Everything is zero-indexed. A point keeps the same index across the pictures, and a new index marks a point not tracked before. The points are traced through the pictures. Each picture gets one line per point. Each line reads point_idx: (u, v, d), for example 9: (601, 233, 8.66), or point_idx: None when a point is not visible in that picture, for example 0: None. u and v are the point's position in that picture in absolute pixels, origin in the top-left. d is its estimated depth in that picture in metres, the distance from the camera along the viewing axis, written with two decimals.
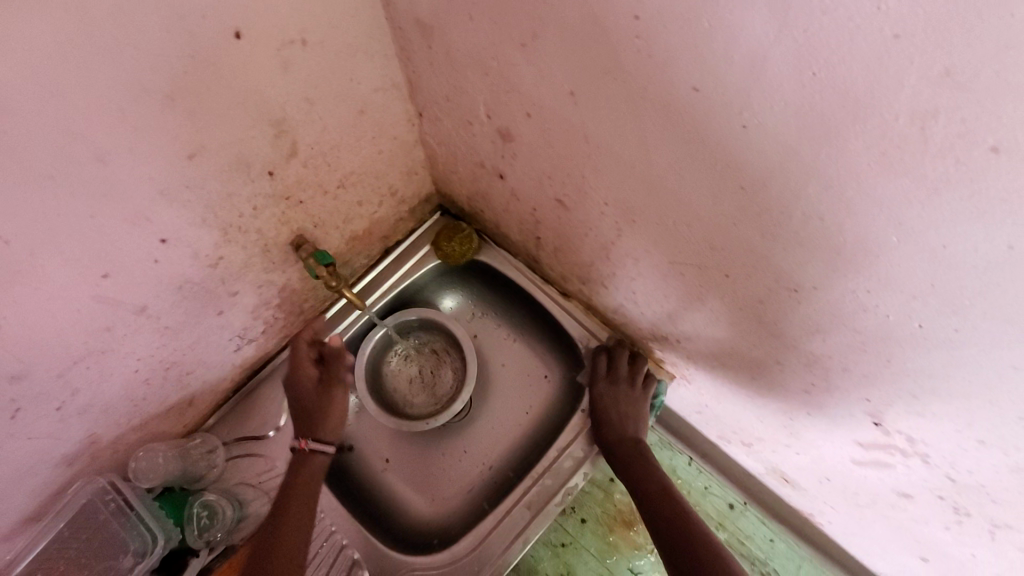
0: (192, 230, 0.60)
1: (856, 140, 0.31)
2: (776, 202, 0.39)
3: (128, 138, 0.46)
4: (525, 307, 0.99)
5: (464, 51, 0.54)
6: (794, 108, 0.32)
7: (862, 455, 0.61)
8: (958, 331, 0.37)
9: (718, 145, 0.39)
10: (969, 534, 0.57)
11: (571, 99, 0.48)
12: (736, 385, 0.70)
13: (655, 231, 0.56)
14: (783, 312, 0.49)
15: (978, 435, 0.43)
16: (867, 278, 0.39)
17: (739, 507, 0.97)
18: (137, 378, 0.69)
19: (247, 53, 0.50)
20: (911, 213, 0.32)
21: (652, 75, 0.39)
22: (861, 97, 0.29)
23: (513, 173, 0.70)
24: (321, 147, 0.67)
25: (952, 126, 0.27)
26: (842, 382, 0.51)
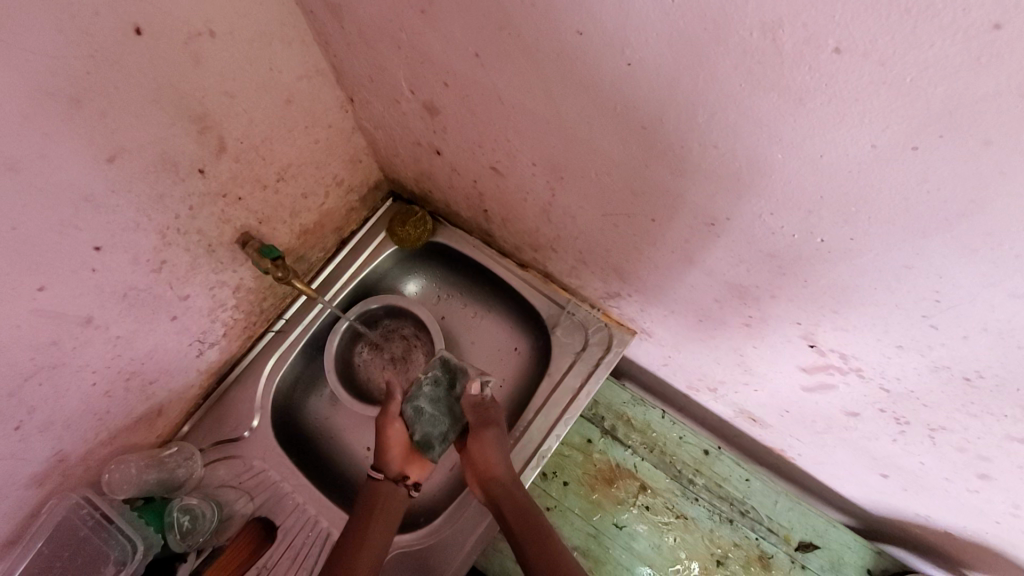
0: (126, 235, 0.61)
1: (724, 60, 0.32)
2: (675, 138, 0.40)
3: (38, 147, 0.47)
4: (486, 283, 0.99)
5: (374, 28, 0.55)
6: (664, 38, 0.33)
7: (808, 380, 0.63)
8: (853, 241, 0.39)
9: (612, 88, 0.40)
10: (914, 442, 0.61)
11: (477, 62, 0.49)
12: (689, 330, 0.72)
13: (582, 186, 0.56)
14: (707, 248, 0.51)
15: (896, 340, 0.46)
16: (769, 200, 0.40)
17: (715, 452, 0.98)
18: (96, 391, 0.69)
19: (153, 49, 0.51)
20: (787, 127, 0.33)
21: (540, 24, 0.39)
22: (716, 17, 0.30)
23: (448, 148, 0.70)
24: (251, 141, 0.67)
25: (797, 33, 0.28)
26: (773, 309, 0.54)
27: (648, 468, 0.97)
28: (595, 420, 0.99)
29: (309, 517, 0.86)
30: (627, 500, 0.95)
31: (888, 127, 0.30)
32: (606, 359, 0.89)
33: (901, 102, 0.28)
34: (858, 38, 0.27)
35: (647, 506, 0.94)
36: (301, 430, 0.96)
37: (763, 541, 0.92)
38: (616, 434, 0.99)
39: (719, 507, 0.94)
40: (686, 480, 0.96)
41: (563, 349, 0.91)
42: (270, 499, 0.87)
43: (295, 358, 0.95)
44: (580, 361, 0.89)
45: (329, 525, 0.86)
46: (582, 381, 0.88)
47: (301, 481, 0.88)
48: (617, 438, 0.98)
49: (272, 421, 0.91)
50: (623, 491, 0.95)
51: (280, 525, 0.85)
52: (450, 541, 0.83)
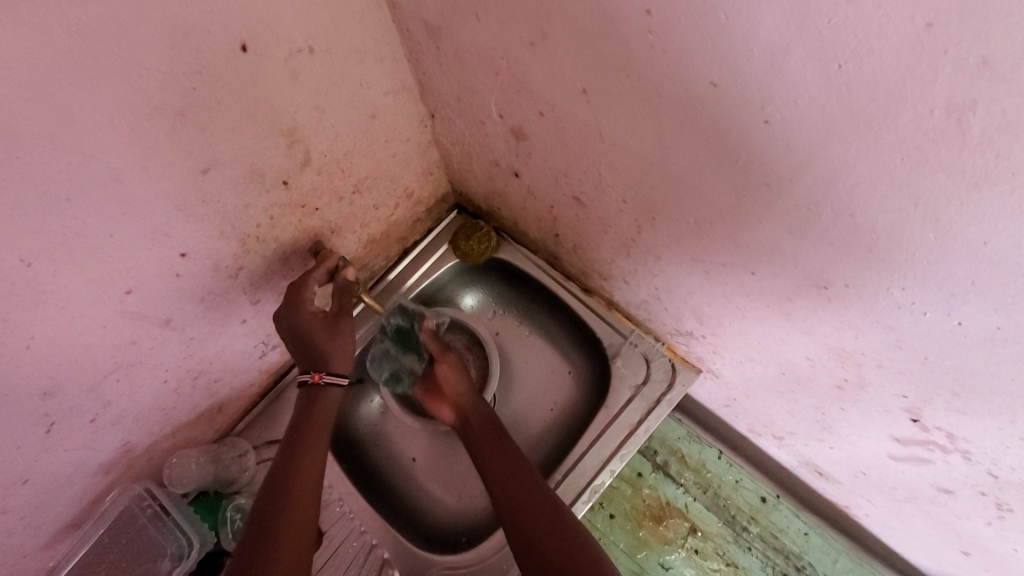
0: (210, 242, 0.61)
1: (887, 133, 0.29)
2: (803, 201, 0.38)
3: (141, 158, 0.48)
4: (545, 303, 0.97)
5: (471, 52, 0.53)
6: (817, 103, 0.31)
7: (900, 451, 0.59)
8: (999, 330, 0.35)
9: (739, 143, 0.38)
10: (1013, 529, 0.56)
11: (583, 98, 0.47)
12: (765, 379, 0.69)
13: (675, 229, 0.54)
14: (811, 307, 0.48)
15: (1022, 432, 0.42)
16: (904, 277, 0.37)
17: (773, 500, 0.93)
18: (166, 388, 0.71)
19: (255, 65, 0.51)
20: (951, 208, 0.30)
21: (667, 73, 0.37)
22: (893, 91, 0.27)
23: (529, 172, 0.68)
24: (334, 154, 0.67)
25: (992, 119, 0.25)
26: (876, 378, 0.50)
27: (700, 509, 0.93)
28: (648, 454, 0.96)
29: (354, 529, 0.86)
30: (676, 541, 0.91)
31: None
32: (669, 396, 0.86)
33: None
34: None
35: (696, 549, 0.91)
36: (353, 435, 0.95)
37: None
38: (668, 470, 0.95)
39: (773, 559, 0.90)
40: (740, 527, 0.92)
41: (623, 381, 0.88)
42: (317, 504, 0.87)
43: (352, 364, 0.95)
44: (640, 395, 0.86)
45: (373, 537, 0.86)
46: (641, 417, 0.85)
47: (348, 489, 0.88)
48: (669, 475, 0.95)
49: None
50: (672, 531, 0.92)
51: (326, 531, 0.84)
52: (492, 569, 0.81)
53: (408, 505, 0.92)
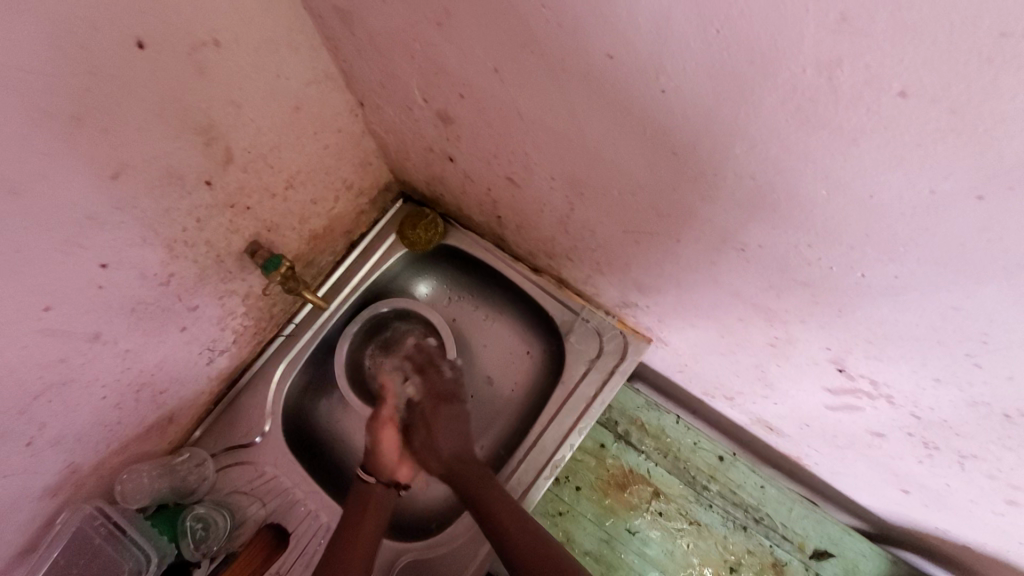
0: (133, 251, 0.59)
1: (770, 95, 0.30)
2: (709, 166, 0.38)
3: (40, 168, 0.46)
4: (498, 286, 0.97)
5: (385, 37, 0.52)
6: (704, 68, 0.31)
7: (834, 400, 0.61)
8: (897, 278, 0.37)
9: (644, 113, 0.38)
10: (941, 465, 0.60)
11: (496, 76, 0.46)
12: (709, 342, 0.70)
13: (604, 204, 0.54)
14: (733, 269, 0.49)
15: (934, 373, 0.45)
16: (809, 234, 0.38)
17: (730, 458, 0.96)
18: (107, 404, 0.69)
19: (155, 61, 0.49)
20: (837, 165, 0.31)
21: (566, 46, 0.37)
22: (767, 52, 0.28)
23: (462, 155, 0.68)
24: (258, 150, 0.65)
25: (859, 73, 0.26)
26: (802, 333, 0.52)
27: (661, 473, 0.96)
28: (609, 425, 0.98)
29: (322, 525, 0.85)
30: (641, 505, 0.94)
31: (953, 174, 0.27)
32: (621, 367, 0.87)
33: (973, 150, 0.26)
34: (927, 82, 0.24)
35: (660, 511, 0.94)
36: (312, 431, 0.96)
37: (776, 548, 0.92)
38: (629, 439, 0.98)
39: (733, 514, 0.94)
40: (700, 486, 0.95)
41: (578, 356, 0.89)
42: (282, 504, 0.86)
43: (306, 363, 0.94)
44: (595, 368, 0.87)
45: None
46: (597, 390, 0.86)
47: (313, 488, 0.88)
48: (630, 443, 0.98)
49: (283, 424, 0.91)
50: (636, 497, 0.94)
51: (292, 532, 0.85)
52: (462, 551, 0.82)
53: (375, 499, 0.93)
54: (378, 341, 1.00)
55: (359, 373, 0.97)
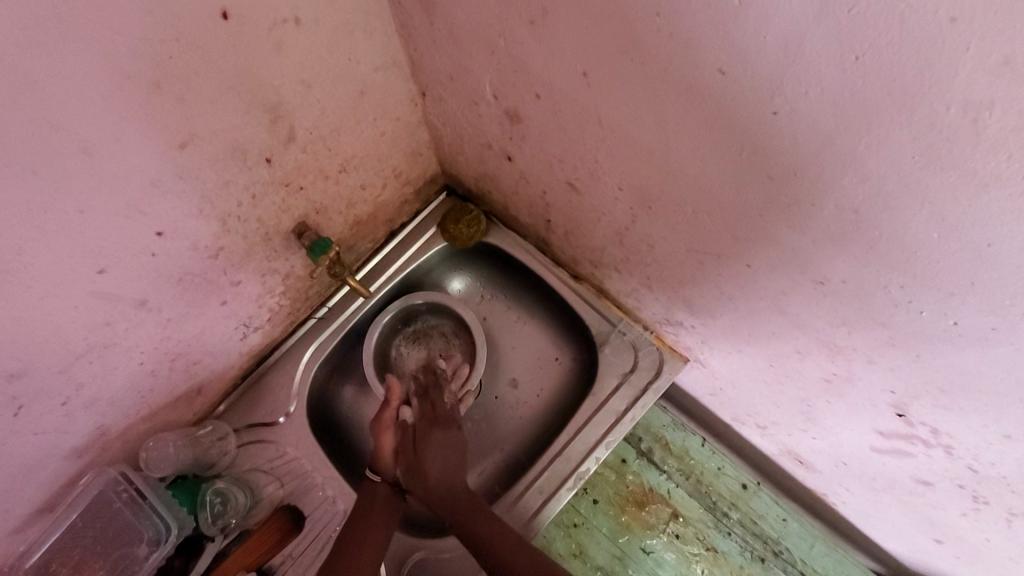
0: (188, 221, 0.59)
1: (901, 130, 0.28)
2: (807, 195, 0.37)
3: (113, 130, 0.45)
4: (535, 290, 0.96)
5: (467, 29, 0.51)
6: (830, 95, 0.30)
7: (881, 443, 0.59)
8: (994, 331, 0.35)
9: (744, 133, 0.36)
10: (988, 521, 0.58)
11: (583, 81, 0.45)
12: (753, 369, 0.69)
13: (672, 221, 0.53)
14: (803, 301, 0.48)
15: (1006, 430, 0.43)
16: (904, 275, 0.37)
17: (754, 487, 0.94)
18: (143, 370, 0.68)
19: (236, 34, 0.48)
20: (958, 210, 0.30)
21: (673, 57, 0.35)
22: (909, 85, 0.26)
23: (522, 155, 0.67)
24: (320, 132, 0.65)
25: (1011, 119, 0.24)
26: (864, 372, 0.50)
27: (681, 495, 0.94)
28: (633, 441, 0.97)
29: (338, 512, 0.84)
30: (658, 526, 0.92)
31: None
32: (655, 385, 0.85)
33: None
34: None
35: (677, 534, 0.92)
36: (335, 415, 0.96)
37: None
38: (652, 457, 0.96)
39: (751, 544, 0.92)
40: (720, 512, 0.93)
41: (610, 369, 0.87)
42: (299, 487, 0.86)
43: (336, 347, 0.93)
44: (627, 383, 0.86)
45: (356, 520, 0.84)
46: (627, 405, 0.85)
47: (331, 474, 0.87)
48: (653, 462, 0.96)
49: (307, 407, 0.90)
50: (654, 517, 0.93)
51: (308, 516, 0.84)
52: (475, 555, 0.81)
53: None
54: (408, 332, 0.99)
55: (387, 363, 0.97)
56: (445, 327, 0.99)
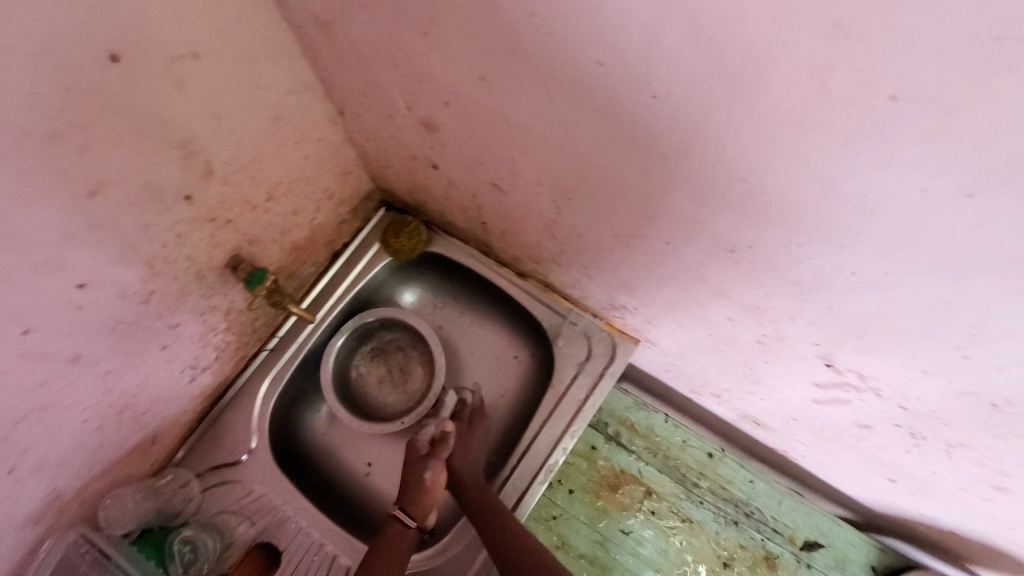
0: (113, 269, 0.57)
1: (761, 99, 0.31)
2: (700, 169, 0.39)
3: (15, 188, 0.44)
4: (485, 292, 0.97)
5: (368, 45, 0.52)
6: (694, 74, 0.31)
7: (821, 394, 0.62)
8: (886, 275, 0.38)
9: (633, 118, 0.38)
10: (928, 454, 0.61)
11: (483, 84, 0.46)
12: (696, 341, 0.71)
13: (592, 208, 0.55)
14: (722, 269, 0.50)
15: (922, 366, 0.46)
16: (796, 234, 0.39)
17: (719, 454, 0.98)
18: (88, 427, 0.66)
19: (132, 74, 0.47)
20: (826, 167, 0.32)
21: (555, 53, 0.37)
22: (760, 56, 0.28)
23: (447, 162, 0.67)
24: (239, 162, 0.64)
25: (850, 77, 0.26)
26: (789, 329, 0.53)
27: (653, 473, 0.96)
28: (599, 427, 0.99)
29: (313, 541, 0.84)
30: (633, 505, 0.95)
31: (944, 174, 0.28)
32: (611, 369, 0.87)
33: (960, 150, 0.26)
34: (920, 86, 0.25)
35: (652, 510, 0.94)
36: (300, 445, 0.94)
37: (768, 542, 0.93)
38: (620, 440, 0.98)
39: (724, 509, 0.95)
40: (691, 483, 0.96)
41: (566, 360, 0.89)
42: (271, 523, 0.84)
43: (291, 376, 0.92)
44: (584, 372, 0.88)
45: (333, 547, 0.84)
46: (587, 392, 0.87)
47: (303, 504, 0.86)
48: (621, 444, 0.98)
49: (270, 441, 0.89)
50: (629, 497, 0.95)
51: (284, 550, 0.83)
52: (457, 562, 0.81)
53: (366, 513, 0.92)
54: (365, 351, 0.99)
55: (348, 386, 0.96)
56: (402, 341, 0.99)
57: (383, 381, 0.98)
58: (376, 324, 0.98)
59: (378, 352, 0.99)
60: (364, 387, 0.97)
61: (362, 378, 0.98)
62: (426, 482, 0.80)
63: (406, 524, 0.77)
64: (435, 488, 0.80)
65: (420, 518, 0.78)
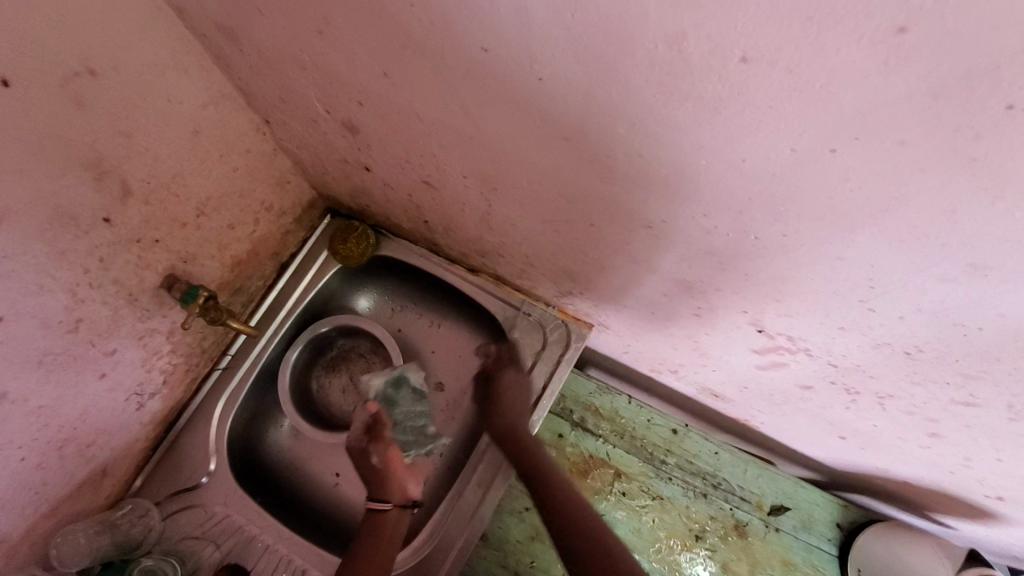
0: (31, 300, 0.55)
1: (632, 74, 0.31)
2: (600, 148, 0.39)
3: None
4: (439, 291, 0.96)
5: (273, 50, 0.51)
6: (569, 54, 0.32)
7: (762, 360, 0.64)
8: (785, 237, 0.39)
9: (530, 103, 0.38)
10: (866, 408, 0.63)
11: (386, 81, 0.46)
12: (641, 320, 0.72)
13: (517, 197, 0.55)
14: (646, 246, 0.50)
15: (839, 322, 0.47)
16: (701, 204, 0.40)
17: (683, 430, 0.99)
18: (26, 465, 0.64)
19: (23, 98, 0.46)
20: (708, 136, 0.33)
21: (443, 44, 0.37)
22: (621, 30, 0.28)
23: (376, 163, 0.67)
24: (159, 179, 0.63)
25: (703, 43, 0.27)
26: (719, 299, 0.54)
27: (620, 454, 0.97)
28: (565, 414, 0.99)
29: (282, 557, 0.82)
30: (604, 489, 0.95)
31: (805, 133, 0.29)
32: (567, 356, 0.88)
33: (815, 107, 0.27)
34: (764, 46, 0.25)
35: (623, 492, 0.95)
36: (264, 462, 0.93)
37: (737, 510, 0.95)
38: (586, 425, 0.99)
39: (692, 483, 0.96)
40: (658, 461, 0.97)
41: (523, 351, 0.89)
42: (238, 544, 0.83)
43: (247, 394, 0.91)
44: (541, 361, 0.88)
45: (303, 561, 0.82)
46: (546, 380, 0.87)
47: (269, 521, 0.85)
48: (588, 430, 0.99)
49: (230, 460, 0.88)
50: (599, 481, 0.95)
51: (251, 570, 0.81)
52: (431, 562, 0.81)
53: (337, 524, 0.91)
54: (326, 364, 0.98)
55: (311, 400, 0.96)
56: (360, 347, 0.98)
57: (347, 390, 0.97)
58: (332, 333, 0.97)
59: (339, 363, 0.98)
60: (328, 400, 0.97)
61: (325, 391, 0.97)
62: (380, 465, 0.80)
63: (382, 509, 0.77)
64: (392, 464, 0.80)
65: (397, 496, 0.79)
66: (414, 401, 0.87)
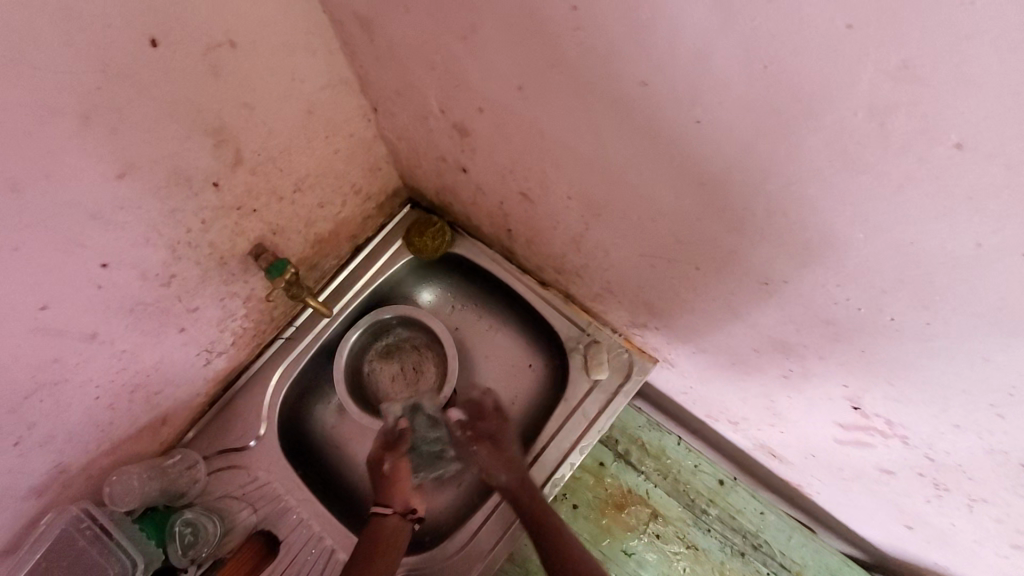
0: (135, 250, 0.57)
1: (811, 135, 0.29)
2: (740, 200, 0.37)
3: (43, 167, 0.44)
4: (504, 298, 0.96)
5: (406, 45, 0.51)
6: (744, 104, 0.30)
7: (844, 435, 0.60)
8: (927, 325, 0.36)
9: (676, 142, 0.36)
10: (950, 506, 0.58)
11: (518, 94, 0.45)
12: (716, 368, 0.69)
13: (621, 227, 0.53)
14: (753, 301, 0.48)
15: (954, 419, 0.44)
16: (838, 274, 0.37)
17: (730, 482, 0.95)
18: (99, 404, 0.67)
19: (168, 61, 0.47)
20: (878, 211, 0.30)
21: (600, 70, 0.35)
22: (819, 91, 0.26)
23: (476, 167, 0.66)
24: (268, 152, 0.64)
25: (913, 121, 0.25)
26: (817, 367, 0.51)
27: (661, 495, 0.94)
28: (610, 443, 0.97)
29: (314, 535, 0.83)
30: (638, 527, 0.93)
31: (1002, 230, 0.26)
32: (626, 387, 0.86)
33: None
34: (988, 137, 0.23)
35: (657, 534, 0.92)
36: (306, 436, 0.94)
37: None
38: (629, 459, 0.96)
39: (731, 539, 0.92)
40: (700, 510, 0.94)
41: (581, 374, 0.88)
42: (273, 512, 0.85)
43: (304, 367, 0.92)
44: (598, 389, 0.86)
45: (332, 542, 0.83)
46: (601, 408, 0.85)
47: (306, 496, 0.86)
48: (630, 463, 0.96)
49: (278, 429, 0.89)
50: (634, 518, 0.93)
51: (282, 540, 0.83)
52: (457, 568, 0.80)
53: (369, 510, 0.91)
54: (378, 349, 0.98)
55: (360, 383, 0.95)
56: (415, 339, 0.98)
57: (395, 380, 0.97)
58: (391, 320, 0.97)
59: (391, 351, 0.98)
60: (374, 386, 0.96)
61: (373, 376, 0.97)
62: (388, 472, 0.82)
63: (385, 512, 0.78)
64: (399, 473, 0.82)
65: (399, 504, 0.79)
66: (429, 429, 0.89)
